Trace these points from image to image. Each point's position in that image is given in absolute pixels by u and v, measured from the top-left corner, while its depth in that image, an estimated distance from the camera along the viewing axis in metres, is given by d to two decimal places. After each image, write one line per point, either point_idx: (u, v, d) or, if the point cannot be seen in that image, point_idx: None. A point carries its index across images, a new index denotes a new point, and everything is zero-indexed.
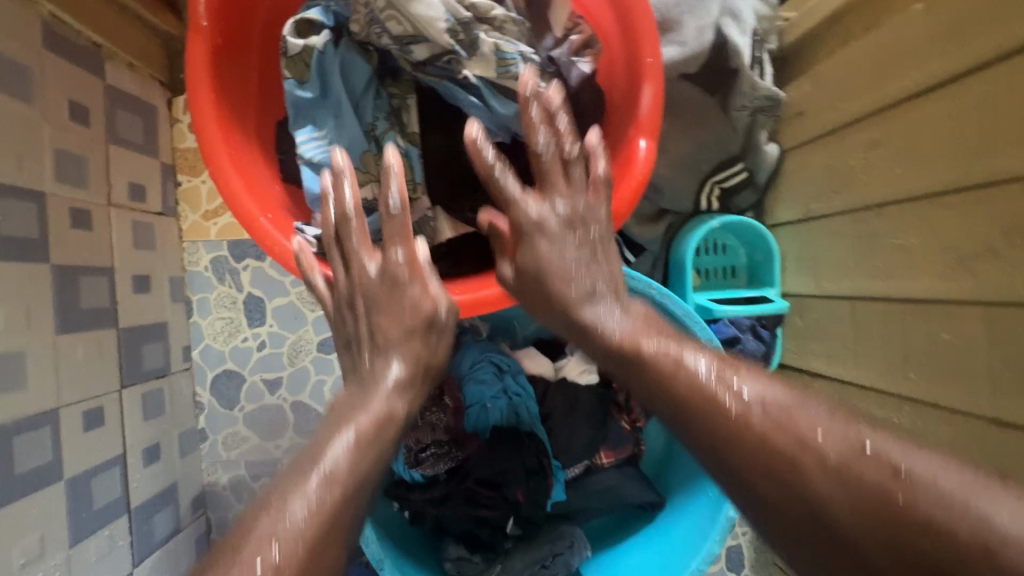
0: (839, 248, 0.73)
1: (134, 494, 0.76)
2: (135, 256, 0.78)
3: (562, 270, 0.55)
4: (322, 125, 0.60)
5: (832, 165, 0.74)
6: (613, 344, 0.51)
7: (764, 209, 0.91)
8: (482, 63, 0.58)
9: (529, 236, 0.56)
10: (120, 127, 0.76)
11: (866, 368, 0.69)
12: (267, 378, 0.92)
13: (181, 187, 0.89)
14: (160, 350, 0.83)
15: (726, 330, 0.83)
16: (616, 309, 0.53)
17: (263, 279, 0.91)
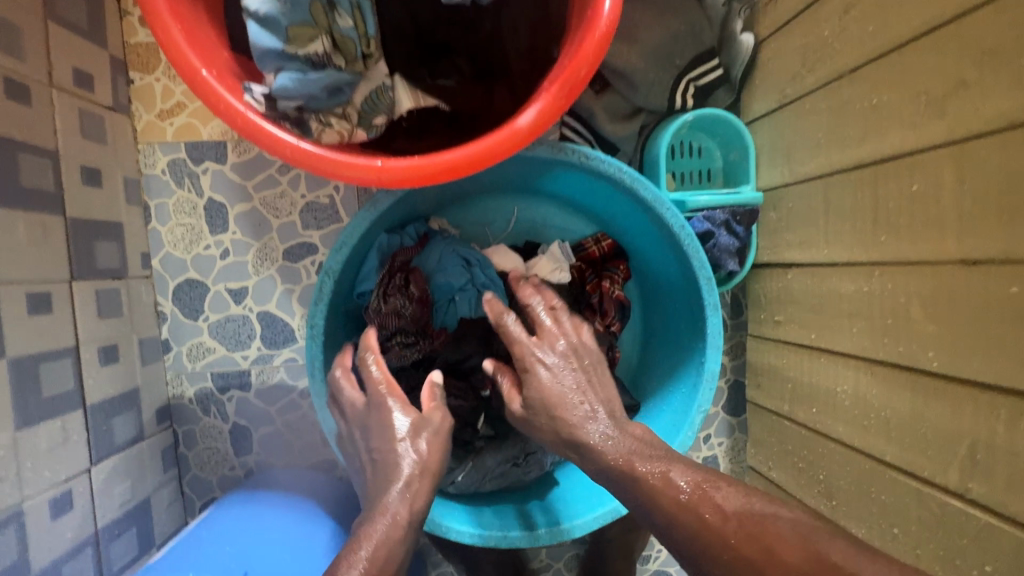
0: (812, 127, 0.71)
1: (90, 391, 0.73)
2: (83, 147, 0.75)
3: (562, 397, 0.64)
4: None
5: (806, 42, 0.71)
6: (609, 462, 0.58)
7: (740, 109, 0.89)
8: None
9: (531, 369, 0.66)
10: (61, 7, 0.72)
11: (839, 245, 0.67)
12: (231, 287, 0.89)
13: (133, 84, 0.84)
14: (116, 250, 0.80)
15: (700, 225, 0.80)
16: (614, 431, 0.61)
17: (224, 183, 0.88)
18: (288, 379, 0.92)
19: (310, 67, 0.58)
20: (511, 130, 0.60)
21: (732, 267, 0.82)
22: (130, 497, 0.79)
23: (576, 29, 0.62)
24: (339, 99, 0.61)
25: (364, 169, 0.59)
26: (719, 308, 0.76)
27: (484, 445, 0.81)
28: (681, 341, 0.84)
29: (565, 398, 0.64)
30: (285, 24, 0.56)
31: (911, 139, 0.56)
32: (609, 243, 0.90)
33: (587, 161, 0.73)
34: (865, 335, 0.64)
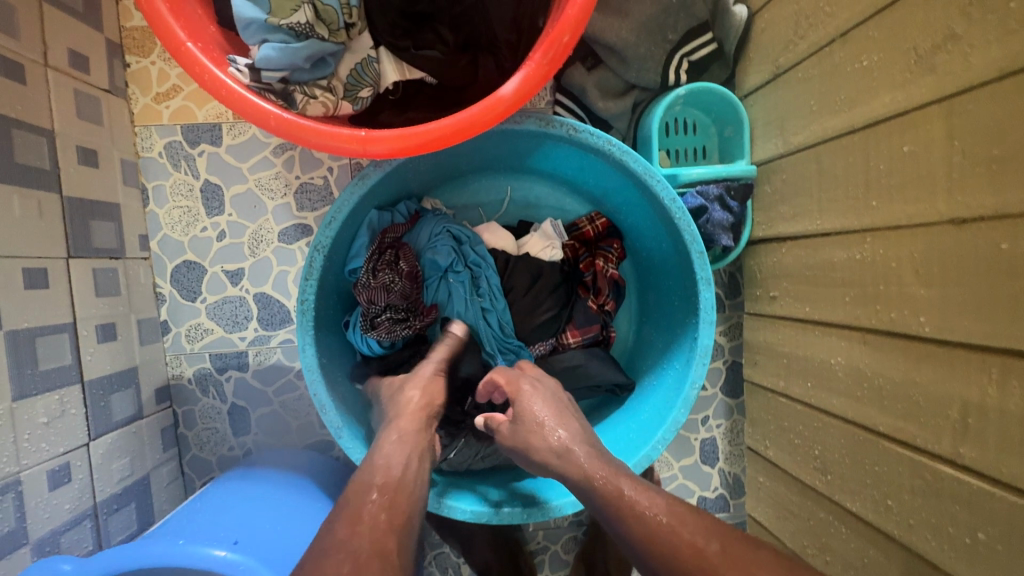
0: (805, 96, 0.70)
1: (89, 367, 0.74)
2: (80, 128, 0.76)
3: (539, 421, 0.65)
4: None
5: (798, 8, 0.70)
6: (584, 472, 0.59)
7: (735, 83, 0.88)
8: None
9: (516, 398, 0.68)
10: None
11: (831, 214, 0.66)
12: (228, 269, 0.90)
13: (130, 68, 0.85)
14: (113, 230, 0.81)
15: (694, 199, 0.79)
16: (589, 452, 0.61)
17: (220, 166, 0.89)
18: (285, 360, 0.92)
19: (293, 37, 0.58)
20: (495, 99, 0.60)
21: (727, 243, 0.80)
22: (128, 473, 0.80)
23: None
24: (321, 72, 0.61)
25: (348, 140, 0.60)
26: (712, 282, 0.75)
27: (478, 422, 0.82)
28: (674, 318, 0.83)
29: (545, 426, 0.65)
30: None
31: (902, 98, 0.55)
32: (603, 222, 0.89)
33: (575, 134, 0.73)
34: (857, 304, 0.63)
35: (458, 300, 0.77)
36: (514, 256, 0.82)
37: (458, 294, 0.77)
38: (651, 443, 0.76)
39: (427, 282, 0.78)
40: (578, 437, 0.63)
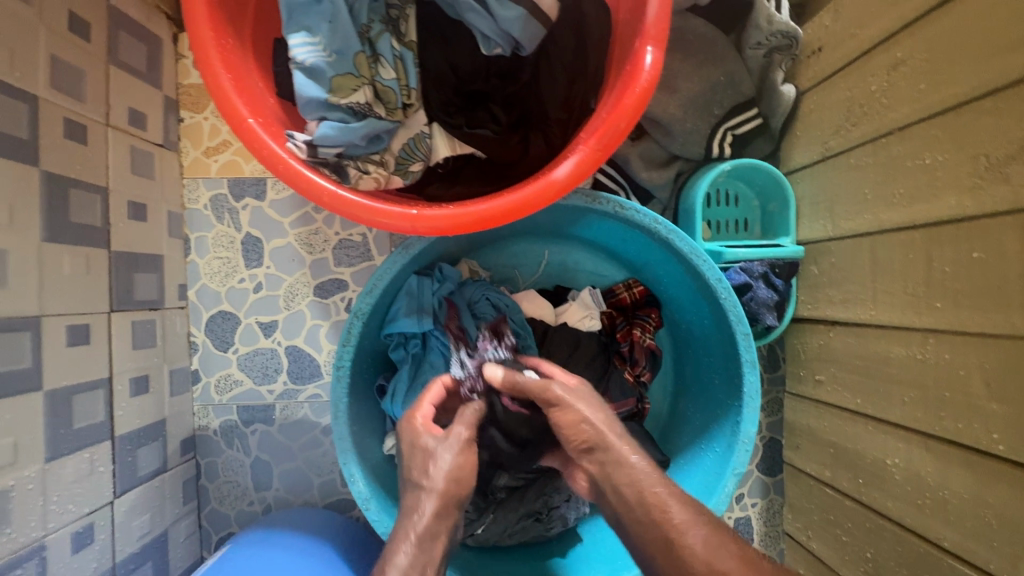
0: (857, 183, 0.69)
1: (119, 422, 0.74)
2: (132, 183, 0.77)
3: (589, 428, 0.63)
4: (316, 25, 0.58)
5: (850, 95, 0.70)
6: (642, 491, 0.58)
7: (780, 158, 0.87)
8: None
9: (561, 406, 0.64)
10: (122, 52, 0.75)
11: (887, 305, 0.64)
12: (261, 321, 0.90)
13: (183, 123, 0.88)
14: (154, 280, 0.82)
15: (738, 276, 0.77)
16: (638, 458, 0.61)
17: (262, 219, 0.89)
18: (311, 415, 0.91)
19: (351, 116, 0.60)
20: (548, 182, 0.60)
21: (771, 321, 0.78)
22: (148, 530, 0.79)
23: (616, 85, 0.61)
24: (375, 150, 0.62)
25: (400, 217, 0.59)
26: (757, 365, 0.73)
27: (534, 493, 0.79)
28: (715, 397, 0.80)
29: (579, 427, 0.63)
30: (331, 75, 0.59)
31: (971, 202, 0.53)
32: (641, 290, 0.88)
33: (622, 210, 0.72)
34: (918, 405, 0.60)
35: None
36: (552, 326, 0.81)
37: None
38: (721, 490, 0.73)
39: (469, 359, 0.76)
40: (624, 440, 0.62)
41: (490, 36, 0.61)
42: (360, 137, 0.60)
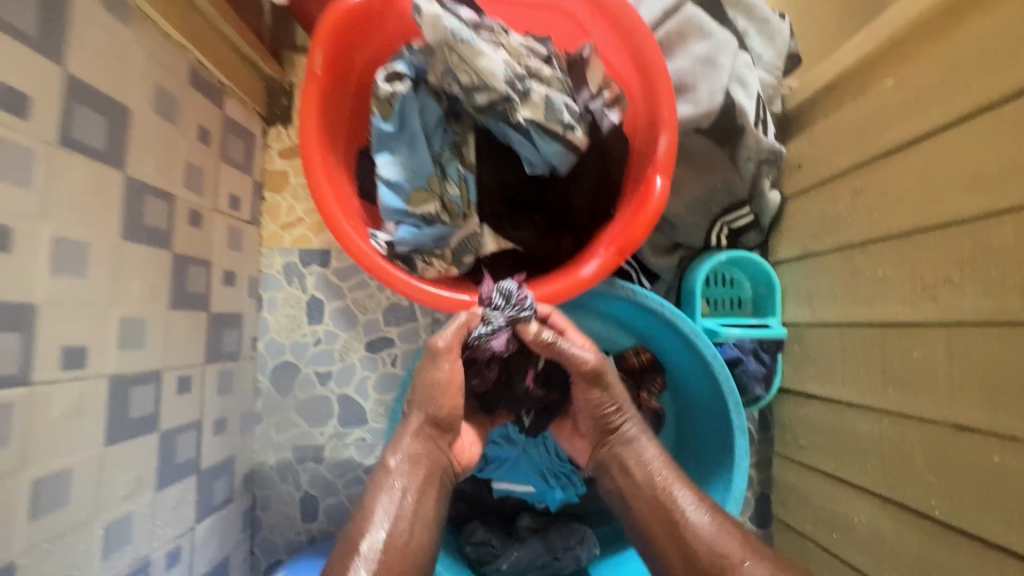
0: (829, 280, 0.84)
1: (203, 458, 0.87)
2: (227, 255, 0.93)
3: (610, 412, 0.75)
4: (399, 150, 0.75)
5: (824, 210, 0.85)
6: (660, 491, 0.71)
7: (768, 249, 1.02)
8: (530, 108, 0.72)
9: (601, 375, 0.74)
10: (229, 149, 0.93)
11: (853, 387, 0.77)
12: (318, 371, 1.04)
13: (265, 202, 1.05)
14: (235, 335, 0.96)
15: (731, 351, 0.91)
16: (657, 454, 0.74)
17: (325, 284, 1.05)
18: (356, 455, 1.04)
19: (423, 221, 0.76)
20: (575, 278, 0.75)
21: (760, 392, 0.92)
22: (215, 554, 0.91)
23: (631, 201, 0.77)
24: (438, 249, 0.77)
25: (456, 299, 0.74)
26: (746, 431, 0.86)
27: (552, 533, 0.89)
28: (711, 455, 0.92)
29: (605, 408, 0.75)
30: (408, 189, 0.75)
31: (911, 312, 0.68)
32: (647, 357, 1.00)
33: (633, 295, 0.87)
34: (879, 472, 0.72)
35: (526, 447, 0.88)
36: None
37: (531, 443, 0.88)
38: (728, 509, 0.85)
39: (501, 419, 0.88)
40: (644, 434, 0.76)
41: (536, 163, 0.76)
42: (429, 237, 0.76)
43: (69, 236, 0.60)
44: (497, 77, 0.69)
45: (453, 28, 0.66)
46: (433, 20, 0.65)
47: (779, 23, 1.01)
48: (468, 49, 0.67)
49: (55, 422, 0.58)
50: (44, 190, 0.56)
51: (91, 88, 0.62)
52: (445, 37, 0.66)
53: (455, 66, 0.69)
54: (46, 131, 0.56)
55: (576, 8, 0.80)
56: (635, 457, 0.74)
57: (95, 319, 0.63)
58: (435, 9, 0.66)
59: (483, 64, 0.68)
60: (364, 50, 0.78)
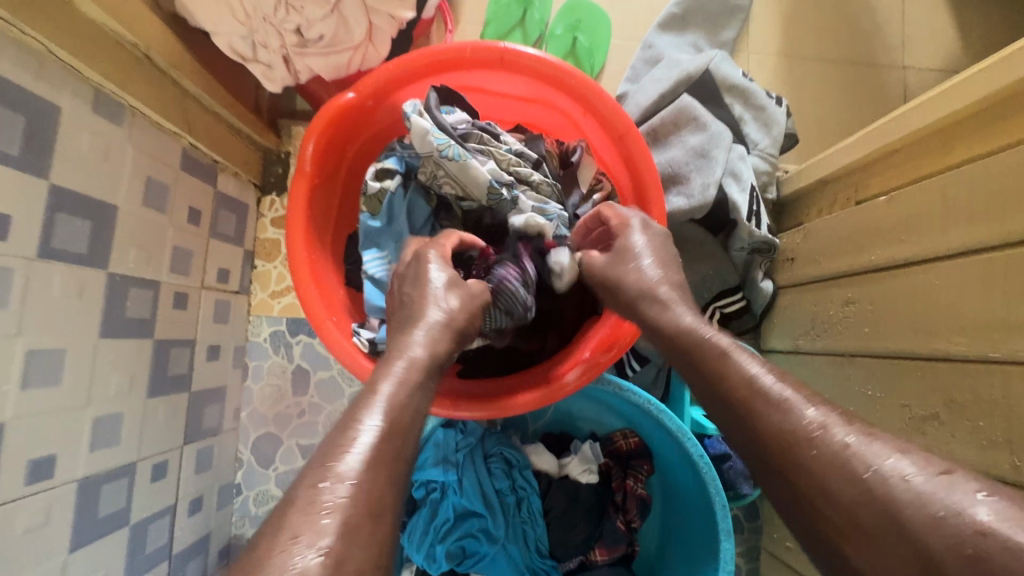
0: (819, 385, 0.82)
1: (176, 541, 0.85)
2: (212, 329, 0.92)
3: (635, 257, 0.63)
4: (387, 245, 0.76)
5: (815, 310, 0.84)
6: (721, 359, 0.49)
7: (759, 335, 1.01)
8: (515, 212, 0.74)
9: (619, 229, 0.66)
10: (219, 224, 0.93)
11: None
12: (301, 442, 1.03)
13: (256, 269, 1.04)
14: (217, 409, 0.95)
15: (718, 446, 0.90)
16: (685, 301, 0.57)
17: (312, 354, 1.04)
18: None
19: None
20: (559, 384, 0.73)
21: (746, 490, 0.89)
22: None
23: None
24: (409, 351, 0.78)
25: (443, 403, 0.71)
26: (732, 534, 0.83)
27: None
28: (698, 552, 0.89)
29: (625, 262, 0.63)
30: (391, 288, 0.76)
31: (900, 441, 0.66)
32: (636, 441, 0.98)
33: (621, 390, 0.86)
34: None
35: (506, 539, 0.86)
36: (555, 477, 0.93)
37: (511, 534, 0.86)
38: None
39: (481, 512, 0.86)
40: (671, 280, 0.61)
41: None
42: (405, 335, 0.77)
43: (43, 347, 0.59)
44: (480, 187, 0.72)
45: (439, 140, 0.69)
46: (419, 131, 0.68)
47: (775, 111, 1.02)
48: (454, 162, 0.70)
49: (16, 539, 0.57)
50: (19, 306, 0.56)
51: (74, 195, 0.62)
52: (433, 149, 0.69)
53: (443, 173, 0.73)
54: (24, 248, 0.56)
55: (568, 107, 0.80)
56: (661, 313, 0.57)
57: (66, 425, 0.62)
58: (424, 122, 0.69)
59: (468, 173, 0.71)
60: (355, 142, 0.80)
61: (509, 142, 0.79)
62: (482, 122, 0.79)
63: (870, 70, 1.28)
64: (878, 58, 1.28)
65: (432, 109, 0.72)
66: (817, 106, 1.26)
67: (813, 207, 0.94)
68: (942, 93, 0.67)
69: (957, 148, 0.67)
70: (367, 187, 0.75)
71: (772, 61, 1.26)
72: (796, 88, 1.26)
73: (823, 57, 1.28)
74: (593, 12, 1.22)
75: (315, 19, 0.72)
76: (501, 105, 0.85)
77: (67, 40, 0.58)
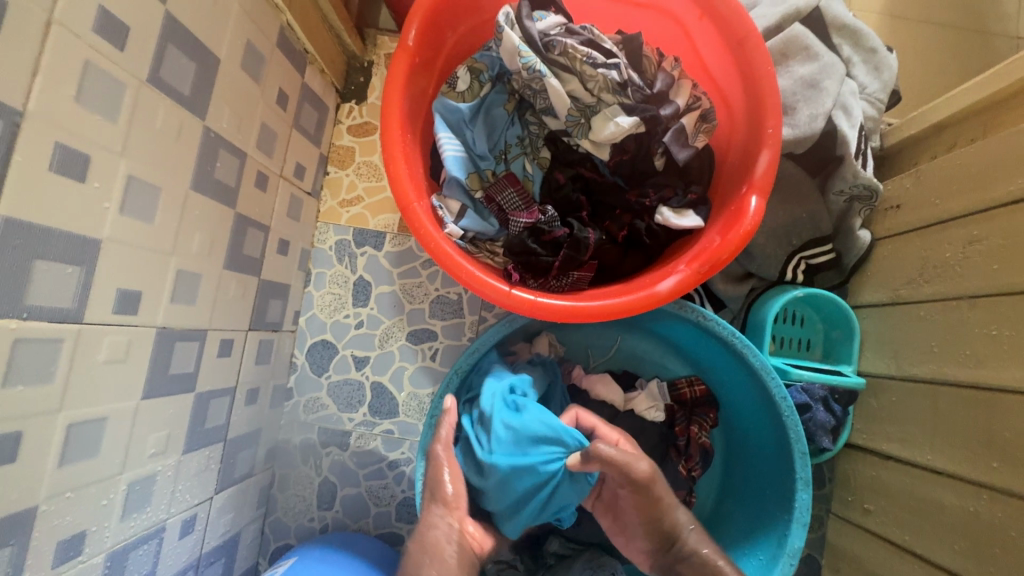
0: (923, 334, 0.77)
1: (232, 426, 0.84)
2: (285, 223, 0.91)
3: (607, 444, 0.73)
4: (464, 134, 0.77)
5: (925, 254, 0.78)
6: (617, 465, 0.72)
7: (845, 290, 0.95)
8: (585, 131, 0.73)
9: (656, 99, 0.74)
10: (303, 117, 0.91)
11: (947, 452, 0.70)
12: (357, 354, 1.01)
13: (328, 175, 1.03)
14: (280, 307, 0.94)
15: (798, 396, 0.84)
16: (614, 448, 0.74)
17: (375, 267, 1.02)
18: (382, 448, 1.00)
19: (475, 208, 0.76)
20: (652, 293, 0.69)
21: (826, 445, 0.84)
22: (228, 528, 0.87)
23: (721, 220, 0.72)
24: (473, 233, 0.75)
25: (499, 291, 0.70)
26: (811, 485, 0.78)
27: (585, 557, 0.84)
28: (764, 504, 0.85)
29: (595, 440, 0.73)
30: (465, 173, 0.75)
31: None
32: (702, 389, 0.92)
33: (704, 320, 0.81)
34: (967, 555, 0.65)
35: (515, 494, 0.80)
36: (621, 411, 0.89)
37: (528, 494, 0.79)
38: (795, 530, 0.78)
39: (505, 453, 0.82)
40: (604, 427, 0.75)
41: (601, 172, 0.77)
42: (471, 220, 0.74)
43: (141, 177, 0.57)
44: (562, 97, 0.71)
45: (521, 56, 0.68)
46: (510, 38, 0.68)
47: (888, 56, 0.95)
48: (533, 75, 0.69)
49: (97, 367, 0.56)
50: (127, 125, 0.54)
51: (184, 29, 0.60)
52: (519, 66, 0.69)
53: (531, 89, 0.72)
54: (139, 67, 0.55)
55: (681, 11, 0.76)
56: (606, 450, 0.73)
57: (152, 264, 0.61)
58: (514, 36, 0.68)
59: (549, 92, 0.71)
60: (457, 31, 0.78)
61: (606, 47, 0.72)
62: (581, 26, 0.72)
63: (978, 38, 1.20)
64: (991, 25, 1.20)
65: (522, 19, 0.69)
66: (921, 68, 1.18)
67: (924, 154, 0.88)
68: None
69: None
70: (457, 74, 0.77)
71: (875, 18, 1.20)
72: (900, 48, 1.19)
73: (932, 19, 1.20)
74: None
75: None
76: (606, 12, 0.81)
77: None
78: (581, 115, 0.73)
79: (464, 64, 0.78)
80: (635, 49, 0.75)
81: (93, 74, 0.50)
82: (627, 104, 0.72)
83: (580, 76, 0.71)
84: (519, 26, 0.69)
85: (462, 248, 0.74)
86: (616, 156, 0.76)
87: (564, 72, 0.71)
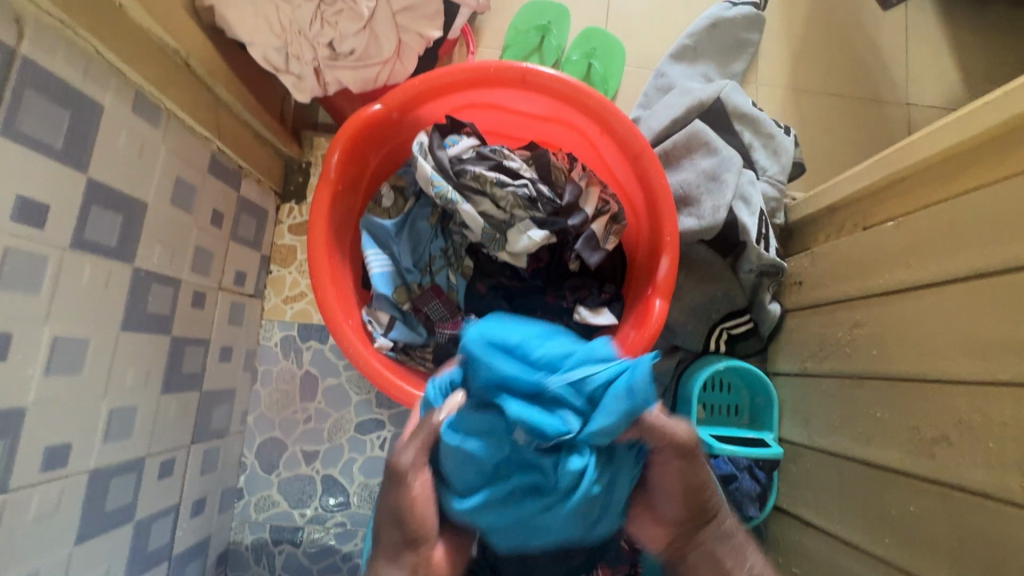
0: (827, 407, 0.83)
1: (177, 542, 0.85)
2: (226, 331, 0.94)
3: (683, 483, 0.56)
4: (390, 247, 0.82)
5: (823, 332, 0.85)
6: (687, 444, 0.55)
7: (765, 357, 1.01)
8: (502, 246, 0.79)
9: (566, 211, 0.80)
10: (241, 227, 0.95)
11: (851, 522, 0.75)
12: (306, 449, 1.03)
13: (271, 274, 1.06)
14: (225, 412, 0.96)
15: (725, 466, 0.89)
16: None
17: (321, 360, 1.05)
18: (335, 542, 1.01)
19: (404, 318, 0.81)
20: None
21: (753, 512, 0.89)
22: None
23: (632, 318, 0.78)
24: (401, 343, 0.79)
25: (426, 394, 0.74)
26: None
27: None
28: None
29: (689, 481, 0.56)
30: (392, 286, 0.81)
31: (909, 461, 0.67)
32: None
33: None
34: None
35: (496, 440, 0.49)
36: None
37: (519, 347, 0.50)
38: None
39: (599, 460, 0.50)
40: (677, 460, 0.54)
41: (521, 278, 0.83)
42: (398, 331, 0.79)
43: (66, 335, 0.60)
44: (476, 217, 0.76)
45: (435, 185, 0.75)
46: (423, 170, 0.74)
47: (784, 139, 1.05)
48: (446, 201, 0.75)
49: (25, 527, 0.57)
50: (50, 293, 0.57)
51: (107, 188, 0.63)
52: (433, 193, 0.75)
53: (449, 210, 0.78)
54: (61, 237, 0.58)
55: (585, 126, 0.83)
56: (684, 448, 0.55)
57: (82, 413, 0.63)
58: (426, 166, 0.75)
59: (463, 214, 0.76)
60: (379, 154, 0.83)
61: (515, 166, 0.79)
62: (492, 149, 0.79)
63: (872, 106, 1.31)
64: (883, 93, 1.32)
65: (434, 148, 0.76)
66: (824, 136, 1.29)
67: (819, 232, 0.97)
68: (929, 133, 0.72)
69: (954, 179, 0.69)
70: (382, 191, 0.84)
71: (780, 92, 1.31)
72: (804, 118, 1.30)
73: (831, 90, 1.32)
74: (607, 39, 1.27)
75: (348, 34, 0.75)
76: (520, 123, 0.88)
77: (117, 46, 0.61)
78: (496, 231, 0.79)
79: (388, 183, 0.84)
80: (544, 164, 0.81)
81: (11, 257, 0.53)
82: (538, 219, 0.78)
83: (491, 196, 0.77)
84: (432, 155, 0.76)
85: (392, 357, 0.78)
86: (532, 264, 0.82)
87: (476, 193, 0.77)
